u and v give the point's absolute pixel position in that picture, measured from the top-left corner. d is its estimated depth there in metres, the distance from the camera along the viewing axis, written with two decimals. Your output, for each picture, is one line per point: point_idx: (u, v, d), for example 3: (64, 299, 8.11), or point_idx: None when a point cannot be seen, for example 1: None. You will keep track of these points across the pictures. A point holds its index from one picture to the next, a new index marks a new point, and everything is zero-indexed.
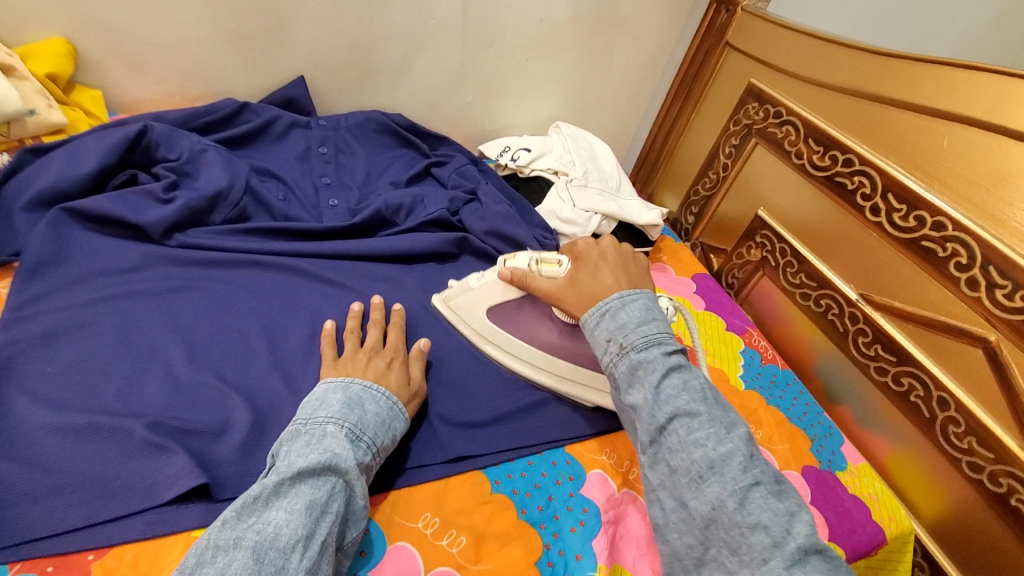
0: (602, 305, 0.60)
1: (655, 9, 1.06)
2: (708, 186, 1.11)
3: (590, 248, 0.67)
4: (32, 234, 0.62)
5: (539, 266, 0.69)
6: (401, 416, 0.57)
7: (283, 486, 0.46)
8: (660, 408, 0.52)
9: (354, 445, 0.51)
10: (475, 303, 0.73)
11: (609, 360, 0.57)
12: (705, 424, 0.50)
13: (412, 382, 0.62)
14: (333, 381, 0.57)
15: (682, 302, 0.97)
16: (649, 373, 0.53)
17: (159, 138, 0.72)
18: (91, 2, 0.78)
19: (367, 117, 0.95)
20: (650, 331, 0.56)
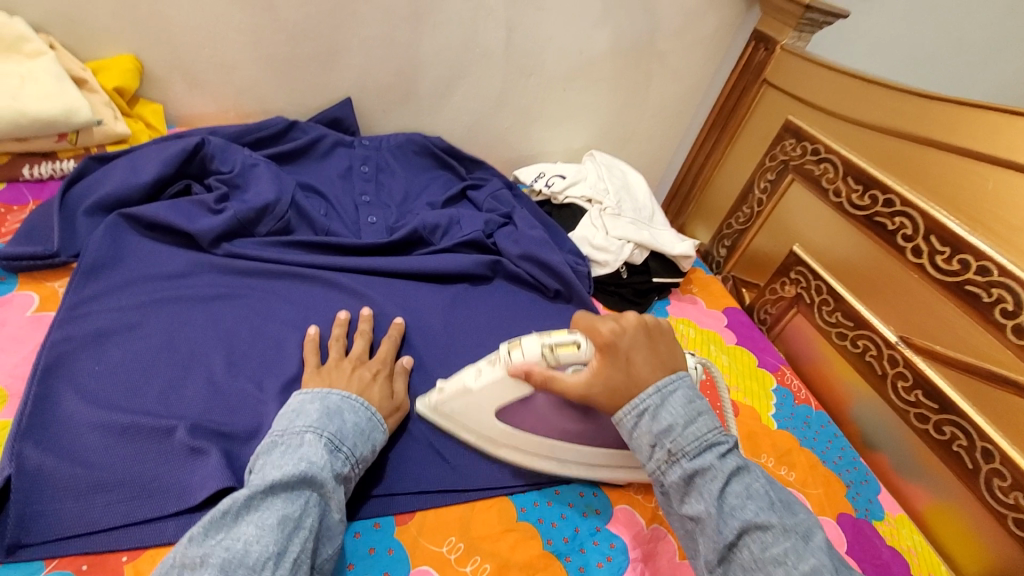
0: (638, 403, 0.54)
1: (693, 45, 1.08)
2: (742, 220, 1.10)
3: (617, 336, 0.57)
4: (92, 237, 0.65)
5: (555, 353, 0.59)
6: (381, 427, 0.57)
7: (255, 500, 0.45)
8: (726, 522, 0.48)
9: (333, 456, 0.50)
10: (478, 406, 0.61)
11: (659, 467, 0.52)
12: (779, 536, 0.47)
13: (397, 396, 0.62)
14: (313, 391, 0.56)
15: (713, 335, 0.96)
16: (708, 481, 0.50)
17: (214, 150, 0.75)
18: (161, 23, 0.83)
19: (408, 139, 0.98)
20: (701, 432, 0.52)
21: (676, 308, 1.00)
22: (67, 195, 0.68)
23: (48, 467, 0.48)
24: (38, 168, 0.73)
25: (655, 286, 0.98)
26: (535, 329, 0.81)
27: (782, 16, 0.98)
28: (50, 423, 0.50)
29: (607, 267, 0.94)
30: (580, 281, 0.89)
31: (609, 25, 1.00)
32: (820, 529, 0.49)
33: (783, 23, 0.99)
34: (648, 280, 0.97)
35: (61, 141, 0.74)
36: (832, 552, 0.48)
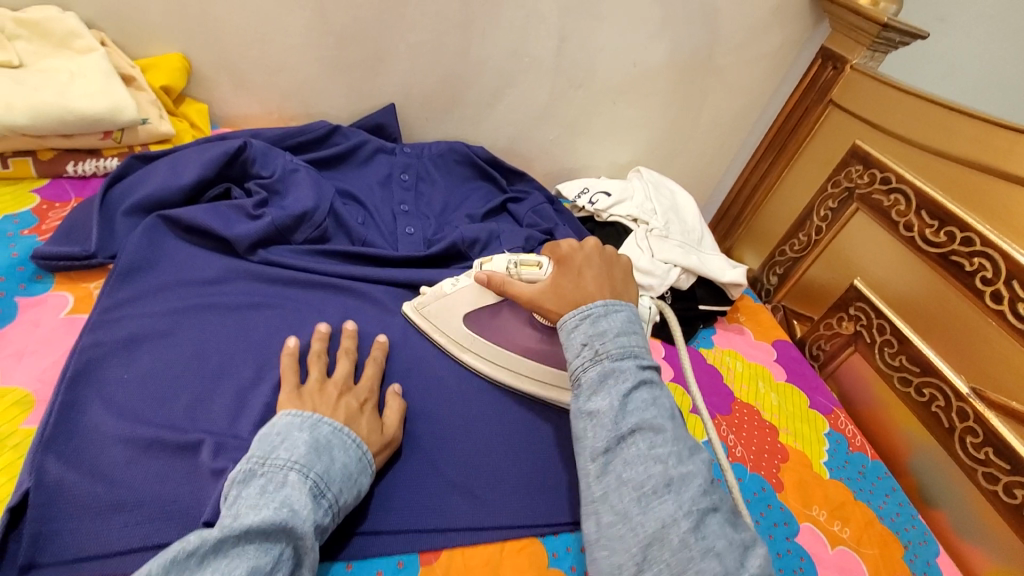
0: (585, 308, 0.56)
1: (753, 61, 1.02)
2: (797, 248, 1.04)
3: (573, 251, 0.61)
4: (129, 238, 0.64)
5: (518, 269, 0.63)
6: (368, 470, 0.52)
7: (225, 544, 0.40)
8: (624, 417, 0.49)
9: (315, 503, 0.45)
10: (452, 309, 0.67)
11: (580, 362, 0.53)
12: (667, 441, 0.48)
13: (388, 429, 0.57)
14: (303, 416, 0.51)
15: (761, 370, 0.90)
16: (618, 382, 0.51)
17: (256, 154, 0.73)
18: (212, 24, 0.83)
19: (450, 147, 0.95)
20: (628, 343, 0.53)
21: (722, 338, 0.94)
22: (109, 193, 0.67)
23: (67, 482, 0.46)
24: (82, 165, 0.72)
25: (701, 314, 0.93)
26: None
27: (854, 33, 0.92)
28: (73, 433, 0.49)
29: (651, 291, 0.87)
30: None
31: (666, 37, 0.96)
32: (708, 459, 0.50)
33: (855, 40, 0.92)
34: (695, 307, 0.92)
35: (106, 139, 0.73)
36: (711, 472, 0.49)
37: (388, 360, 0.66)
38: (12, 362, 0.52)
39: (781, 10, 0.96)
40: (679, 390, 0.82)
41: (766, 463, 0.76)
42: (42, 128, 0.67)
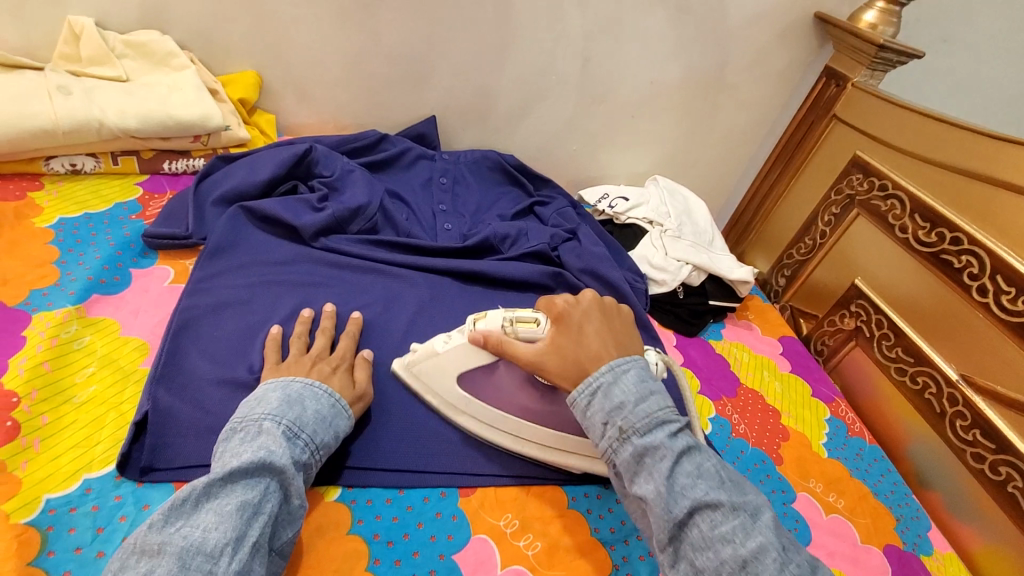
0: (591, 381, 0.56)
1: (762, 79, 1.11)
2: (803, 252, 1.11)
3: (570, 308, 0.62)
4: (216, 224, 0.75)
5: (514, 326, 0.63)
6: (345, 415, 0.59)
7: (214, 488, 0.47)
8: (676, 501, 0.49)
9: (291, 443, 0.52)
10: (443, 369, 0.65)
11: (610, 445, 0.53)
12: (728, 515, 0.48)
13: (358, 385, 0.63)
14: (276, 379, 0.58)
15: (767, 362, 0.97)
16: (657, 461, 0.50)
17: (319, 157, 0.85)
18: (283, 47, 0.96)
19: (483, 155, 1.06)
20: (651, 410, 0.53)
21: (731, 332, 1.01)
22: (199, 187, 0.80)
23: (175, 408, 0.56)
24: (175, 163, 0.85)
25: (711, 309, 0.99)
26: None
27: (855, 54, 1.01)
28: (179, 371, 0.59)
29: (665, 286, 0.97)
30: (637, 297, 0.93)
31: (681, 58, 1.06)
32: (770, 510, 0.51)
33: (856, 60, 1.01)
34: (705, 301, 0.98)
35: (195, 142, 0.85)
36: (779, 530, 0.49)
37: (430, 333, 0.76)
38: (131, 317, 0.63)
39: (788, 33, 1.05)
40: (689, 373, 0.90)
41: (768, 440, 0.83)
42: (147, 132, 0.80)
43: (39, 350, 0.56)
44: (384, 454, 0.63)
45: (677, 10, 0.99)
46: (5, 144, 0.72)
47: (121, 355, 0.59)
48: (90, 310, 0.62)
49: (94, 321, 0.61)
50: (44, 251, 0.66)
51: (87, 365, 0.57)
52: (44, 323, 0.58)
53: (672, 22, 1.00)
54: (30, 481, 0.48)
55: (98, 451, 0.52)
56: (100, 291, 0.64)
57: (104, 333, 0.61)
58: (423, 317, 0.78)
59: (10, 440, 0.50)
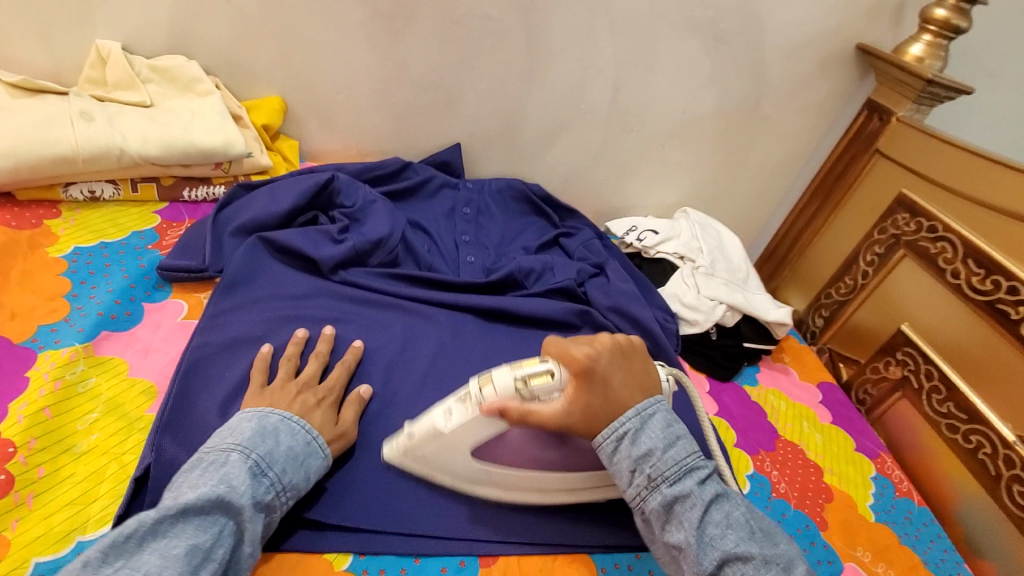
0: (616, 427, 0.54)
1: (800, 111, 1.06)
2: (843, 291, 1.06)
3: (594, 364, 0.54)
4: (234, 255, 0.73)
5: (528, 386, 0.55)
6: (320, 453, 0.55)
7: (162, 526, 0.44)
8: (707, 552, 0.50)
9: (255, 481, 0.49)
10: (451, 449, 0.57)
11: (638, 493, 0.53)
12: (759, 566, 0.50)
13: (341, 422, 0.60)
14: (254, 409, 0.56)
15: (806, 411, 0.91)
16: (688, 510, 0.52)
17: (341, 186, 0.83)
18: (308, 73, 0.94)
19: (508, 185, 1.03)
20: (680, 457, 0.54)
21: (767, 376, 0.96)
22: (218, 217, 0.77)
23: (180, 460, 0.52)
24: (195, 191, 0.83)
25: (746, 351, 0.94)
26: None
27: (900, 87, 0.96)
28: (186, 418, 0.56)
29: (696, 326, 0.92)
30: (668, 339, 0.89)
31: (715, 88, 1.02)
32: (797, 558, 0.53)
33: (901, 94, 0.96)
34: (739, 343, 0.93)
35: (217, 169, 0.83)
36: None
37: (451, 375, 0.72)
38: (141, 356, 0.60)
39: (828, 64, 1.01)
40: (723, 423, 0.85)
41: (810, 501, 0.77)
42: (169, 159, 0.78)
43: (41, 394, 0.53)
44: (396, 516, 0.58)
45: (712, 40, 0.96)
46: (24, 170, 0.70)
47: (126, 399, 0.56)
48: (98, 349, 0.59)
49: (101, 361, 0.58)
50: (56, 283, 0.64)
51: (90, 411, 0.54)
52: (48, 364, 0.56)
53: (707, 51, 0.97)
54: (19, 542, 0.45)
55: (95, 509, 0.48)
56: (110, 327, 0.62)
57: (111, 375, 0.58)
58: (444, 357, 0.73)
59: (2, 496, 0.46)
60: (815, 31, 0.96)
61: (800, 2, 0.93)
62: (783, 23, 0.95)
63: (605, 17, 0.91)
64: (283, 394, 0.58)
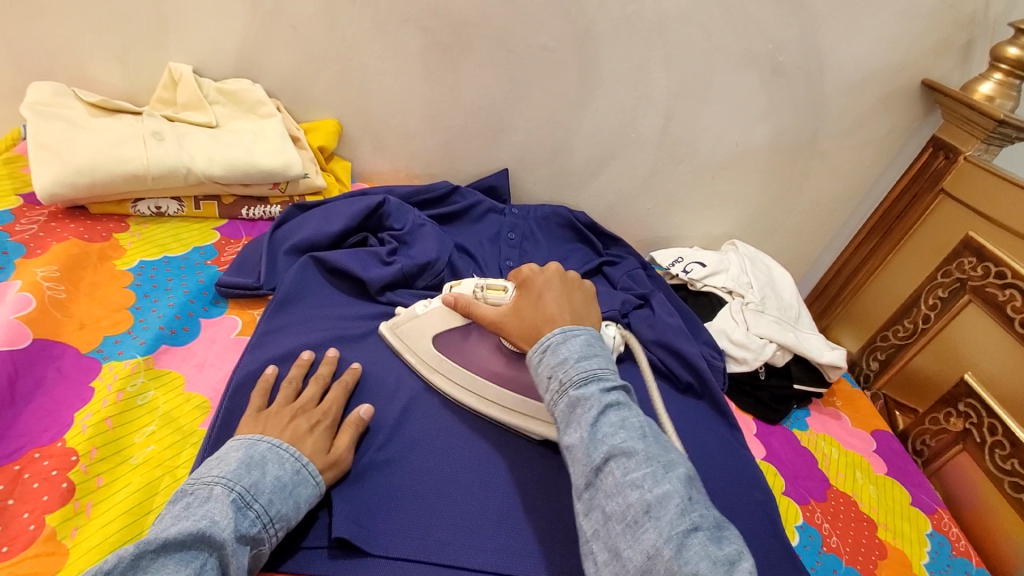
0: (544, 340, 0.57)
1: (859, 146, 1.03)
2: (901, 335, 1.01)
3: (533, 275, 0.66)
4: (286, 273, 0.74)
5: (485, 292, 0.67)
6: (311, 482, 0.53)
7: (142, 562, 0.41)
8: (596, 447, 0.49)
9: (239, 513, 0.46)
10: (421, 331, 0.70)
11: (549, 397, 0.54)
12: (642, 463, 0.47)
13: (335, 450, 0.57)
14: (243, 437, 0.54)
15: (858, 460, 0.87)
16: (584, 411, 0.51)
17: (392, 209, 0.84)
18: (364, 98, 0.97)
19: (553, 212, 1.03)
20: (590, 367, 0.54)
21: (817, 421, 0.92)
22: (274, 235, 0.80)
23: None
24: (253, 210, 0.86)
25: (796, 394, 0.90)
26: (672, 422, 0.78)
27: (968, 126, 0.92)
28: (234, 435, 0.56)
29: (746, 365, 0.89)
30: (714, 377, 0.86)
31: (770, 121, 1.00)
32: (688, 468, 0.49)
33: (970, 133, 0.92)
34: (789, 385, 0.90)
35: (274, 189, 0.86)
36: (692, 486, 0.48)
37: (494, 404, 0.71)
38: (195, 371, 0.62)
39: (890, 100, 0.98)
40: (770, 468, 0.81)
41: (862, 558, 0.72)
42: (231, 178, 0.81)
43: (104, 405, 0.55)
44: (437, 545, 0.55)
45: (770, 73, 0.94)
46: (98, 186, 0.74)
47: (181, 414, 0.57)
48: (158, 361, 0.61)
49: (160, 374, 0.60)
50: (121, 295, 0.67)
51: (147, 424, 0.55)
52: (112, 375, 0.57)
53: (763, 84, 0.95)
54: (75, 554, 0.45)
55: (147, 523, 0.49)
56: (169, 341, 0.63)
57: (168, 389, 0.59)
58: None
59: (63, 505, 0.47)
60: (877, 65, 0.94)
61: (863, 36, 0.91)
62: (845, 58, 0.93)
63: (660, 49, 0.91)
64: (275, 420, 0.56)
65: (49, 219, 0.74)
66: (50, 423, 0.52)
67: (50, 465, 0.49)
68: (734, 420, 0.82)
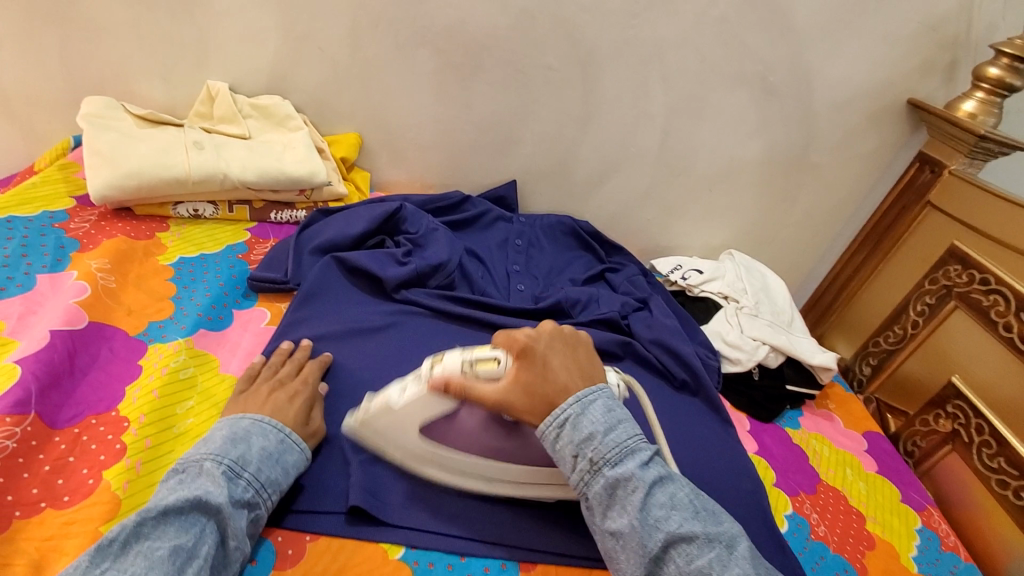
0: (559, 413, 0.57)
1: (849, 161, 1.09)
2: (892, 340, 1.06)
3: (531, 345, 0.60)
4: (310, 271, 0.81)
5: (474, 367, 0.59)
6: (295, 450, 0.58)
7: (145, 529, 0.47)
8: (650, 534, 0.52)
9: (231, 482, 0.51)
10: (403, 426, 0.59)
11: (582, 477, 0.55)
12: (700, 545, 0.52)
13: (313, 422, 0.63)
14: (227, 417, 0.58)
15: (849, 458, 0.90)
16: (630, 494, 0.53)
17: (408, 215, 0.91)
18: (385, 113, 1.04)
19: (558, 221, 1.09)
20: (621, 439, 0.56)
21: (809, 421, 0.96)
22: (300, 237, 0.87)
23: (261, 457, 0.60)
24: (281, 214, 0.93)
25: (789, 395, 0.94)
26: (665, 416, 0.83)
27: (952, 141, 0.97)
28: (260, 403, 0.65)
29: (739, 365, 0.94)
30: (709, 375, 0.91)
31: (764, 136, 1.06)
32: (735, 531, 0.55)
33: (954, 148, 0.98)
34: (782, 386, 0.94)
35: (300, 195, 0.93)
36: (743, 552, 0.53)
37: None
38: (229, 354, 0.69)
39: (877, 117, 1.03)
40: (763, 462, 0.85)
41: (850, 547, 0.76)
42: (262, 184, 0.89)
43: (151, 380, 0.62)
44: (449, 516, 0.62)
45: (762, 92, 1.00)
46: (144, 190, 0.82)
47: (216, 391, 0.64)
48: (197, 343, 0.68)
49: (198, 355, 0.67)
50: (163, 286, 0.74)
51: (188, 398, 0.62)
52: (157, 355, 0.65)
53: (756, 102, 1.02)
54: (127, 504, 0.51)
55: None
56: (206, 326, 0.71)
57: (205, 368, 0.66)
58: None
59: (117, 462, 0.54)
60: (863, 86, 1.00)
61: (848, 58, 0.97)
62: (833, 78, 0.99)
63: (657, 69, 0.98)
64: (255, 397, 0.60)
65: (99, 220, 0.83)
66: (105, 395, 0.59)
67: (106, 430, 0.56)
68: (727, 416, 0.86)
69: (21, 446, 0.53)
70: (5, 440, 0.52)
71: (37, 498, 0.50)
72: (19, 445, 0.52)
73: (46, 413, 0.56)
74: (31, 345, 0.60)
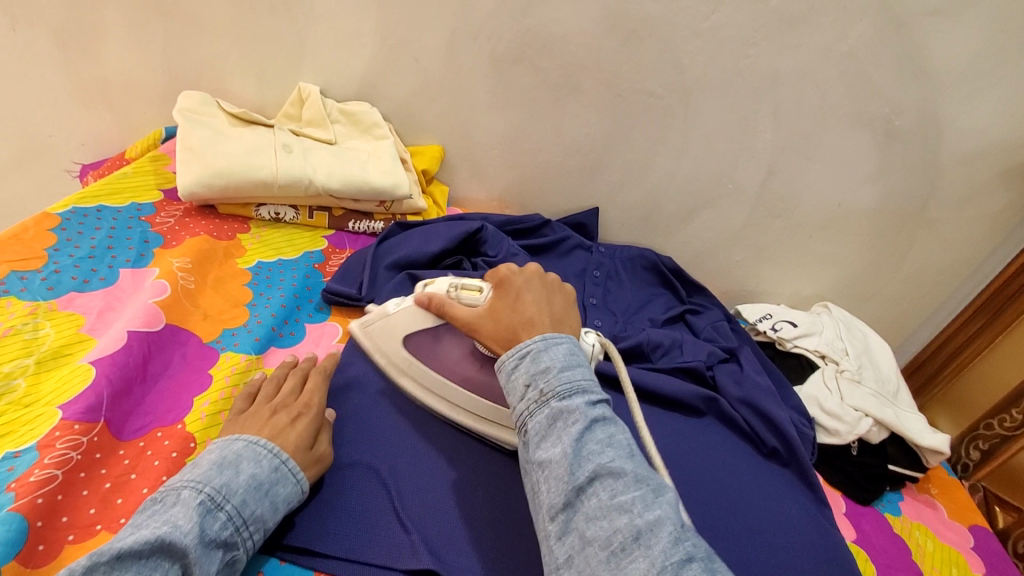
0: (523, 347, 0.54)
1: (971, 220, 0.97)
2: (1009, 425, 0.96)
3: (513, 275, 0.62)
4: (385, 288, 0.77)
5: (459, 291, 0.63)
6: (290, 479, 0.52)
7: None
8: (578, 465, 0.46)
9: (207, 516, 0.46)
10: (392, 332, 0.66)
11: (527, 407, 0.51)
12: (630, 486, 0.45)
13: (318, 448, 0.57)
14: (221, 439, 0.53)
15: (954, 557, 0.79)
16: (567, 425, 0.48)
17: (489, 237, 0.86)
18: (471, 128, 1.01)
19: (640, 253, 1.02)
20: (574, 377, 0.51)
21: (910, 506, 0.85)
22: (377, 250, 0.84)
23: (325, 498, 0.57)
24: (359, 224, 0.91)
25: (891, 476, 0.84)
26: (753, 487, 0.74)
27: None
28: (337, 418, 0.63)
29: (838, 437, 0.84)
30: (804, 446, 0.81)
31: (879, 184, 0.96)
32: (675, 493, 0.47)
33: None
34: (884, 465, 0.83)
35: (380, 206, 0.91)
36: (681, 513, 0.45)
37: None
38: None
39: (1010, 174, 0.91)
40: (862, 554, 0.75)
41: None
42: (344, 193, 0.86)
43: (221, 396, 0.60)
44: None
45: (884, 136, 0.91)
46: (230, 190, 0.81)
47: None
48: (268, 361, 0.67)
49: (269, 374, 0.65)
50: (240, 291, 0.74)
51: None
52: (231, 368, 0.63)
53: (876, 148, 0.92)
54: None
55: None
56: (277, 343, 0.69)
57: None
58: None
59: None
60: (1003, 138, 0.88)
61: (987, 107, 0.86)
62: (965, 128, 0.88)
63: (770, 103, 0.90)
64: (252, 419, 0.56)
65: (184, 215, 0.83)
66: (173, 405, 0.58)
67: (170, 445, 0.54)
68: (823, 495, 0.77)
69: (85, 457, 0.51)
70: (69, 452, 0.50)
71: (92, 520, 0.48)
72: (83, 457, 0.51)
73: (114, 422, 0.55)
74: (108, 345, 0.60)
